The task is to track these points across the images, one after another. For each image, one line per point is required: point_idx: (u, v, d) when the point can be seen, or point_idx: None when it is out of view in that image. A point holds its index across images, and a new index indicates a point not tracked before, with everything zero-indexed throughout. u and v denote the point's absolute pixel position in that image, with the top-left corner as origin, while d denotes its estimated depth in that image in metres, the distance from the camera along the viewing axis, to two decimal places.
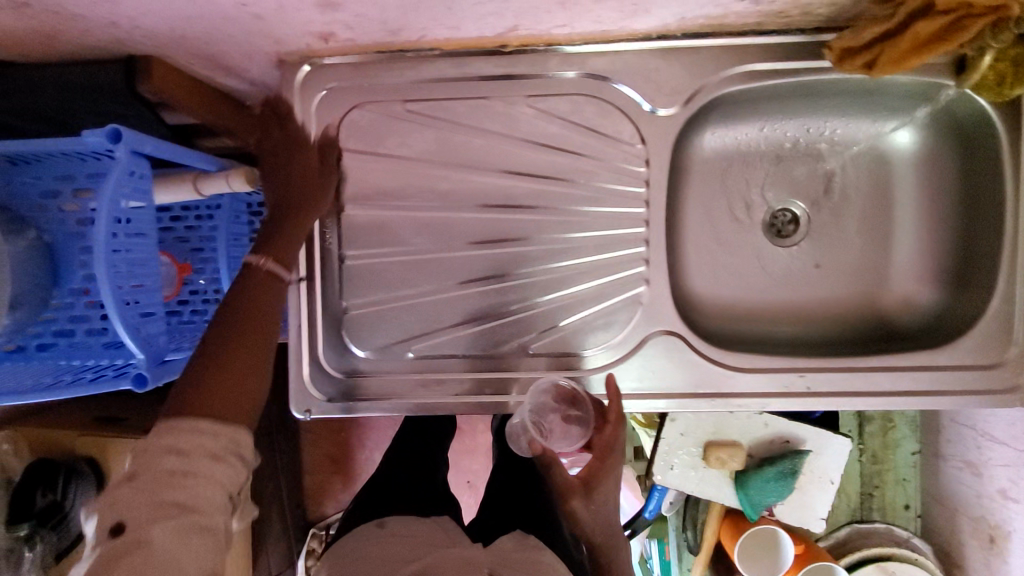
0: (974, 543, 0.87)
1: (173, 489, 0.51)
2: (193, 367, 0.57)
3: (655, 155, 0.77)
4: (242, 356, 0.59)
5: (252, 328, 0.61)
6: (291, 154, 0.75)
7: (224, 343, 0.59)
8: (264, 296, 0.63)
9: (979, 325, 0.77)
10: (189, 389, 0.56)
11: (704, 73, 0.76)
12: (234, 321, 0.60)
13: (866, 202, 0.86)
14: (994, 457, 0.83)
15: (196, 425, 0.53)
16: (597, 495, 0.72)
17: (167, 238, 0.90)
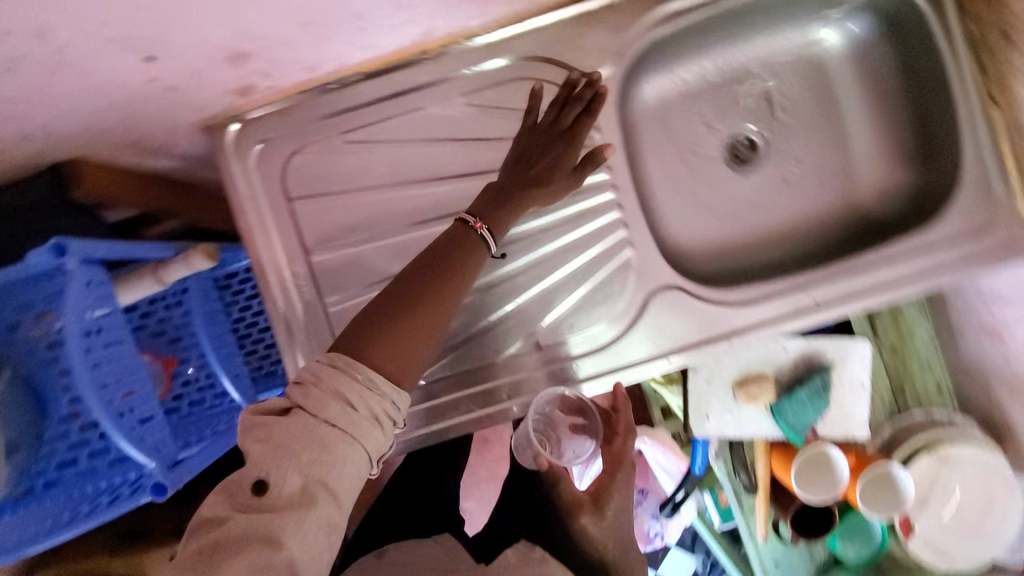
0: (1013, 403, 0.88)
1: (311, 448, 0.50)
2: (388, 308, 0.58)
3: (602, 118, 0.77)
4: (409, 321, 0.57)
5: (430, 308, 0.58)
6: (537, 146, 0.70)
7: (409, 310, 0.57)
8: (463, 266, 0.61)
9: (959, 192, 0.77)
10: (378, 336, 0.56)
11: (627, 25, 0.75)
12: (418, 299, 0.58)
13: (817, 108, 0.87)
14: (1009, 315, 0.84)
15: (368, 389, 0.53)
16: (608, 511, 0.74)
17: (143, 334, 0.86)
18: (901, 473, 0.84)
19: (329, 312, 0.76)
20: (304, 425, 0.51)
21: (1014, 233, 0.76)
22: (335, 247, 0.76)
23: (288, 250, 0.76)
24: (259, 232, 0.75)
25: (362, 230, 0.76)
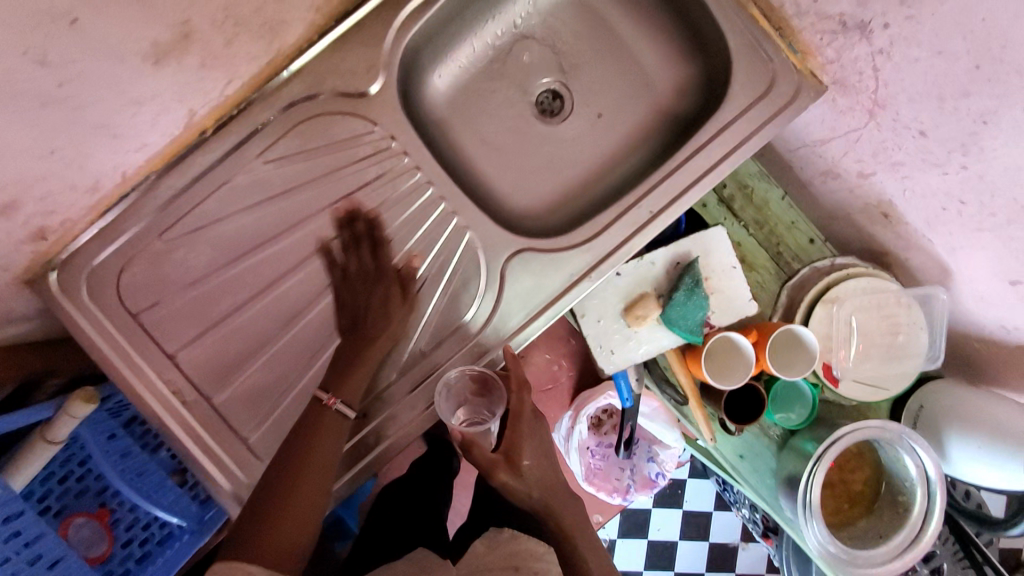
0: (874, 225, 0.95)
1: (277, 556, 0.60)
2: (267, 490, 0.64)
3: (393, 127, 0.79)
4: (305, 486, 0.66)
5: (318, 452, 0.67)
6: (353, 292, 0.75)
7: (295, 479, 0.65)
8: (319, 437, 0.68)
9: (735, 65, 0.83)
10: (258, 526, 0.62)
11: (379, 35, 0.78)
12: (302, 448, 0.67)
13: (591, 42, 0.92)
14: (835, 152, 0.90)
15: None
16: (523, 467, 0.74)
17: (70, 498, 0.87)
18: (800, 330, 0.90)
19: (215, 405, 0.76)
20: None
21: (794, 81, 0.82)
22: (195, 342, 0.77)
23: (153, 364, 0.76)
24: (117, 360, 0.75)
25: (217, 316, 0.77)
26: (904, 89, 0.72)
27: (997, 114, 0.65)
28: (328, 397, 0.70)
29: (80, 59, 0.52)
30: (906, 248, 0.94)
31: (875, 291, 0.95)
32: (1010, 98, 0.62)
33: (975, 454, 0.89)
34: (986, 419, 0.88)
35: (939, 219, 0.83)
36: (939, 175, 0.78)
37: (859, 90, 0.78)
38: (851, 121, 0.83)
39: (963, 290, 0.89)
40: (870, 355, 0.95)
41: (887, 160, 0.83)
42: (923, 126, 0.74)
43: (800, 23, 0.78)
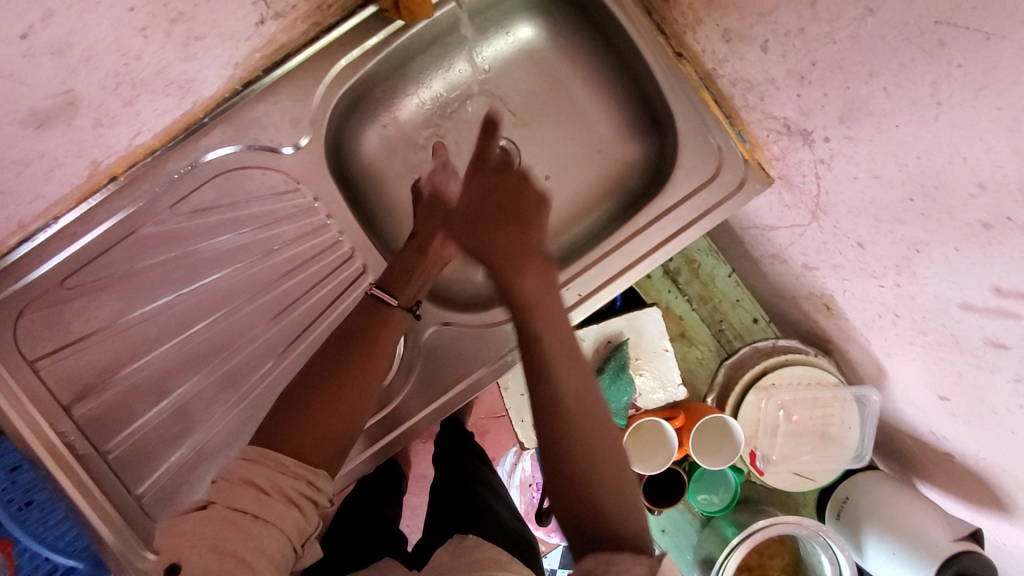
0: (820, 315, 0.92)
1: (322, 453, 0.55)
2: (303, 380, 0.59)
3: (318, 187, 0.76)
4: (361, 375, 0.60)
5: (360, 367, 0.60)
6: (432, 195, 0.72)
7: (341, 373, 0.59)
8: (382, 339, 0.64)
9: (682, 150, 0.80)
10: (286, 415, 0.56)
11: (308, 90, 0.74)
12: (347, 360, 0.60)
13: (544, 102, 0.88)
14: (781, 240, 0.87)
15: (292, 470, 0.53)
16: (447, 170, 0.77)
17: None
18: (728, 421, 0.87)
19: (109, 461, 0.75)
20: (275, 469, 0.52)
21: (743, 170, 0.79)
22: (91, 396, 0.74)
23: (49, 411, 0.73)
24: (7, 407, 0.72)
25: (120, 367, 0.75)
26: (845, 201, 0.69)
27: (930, 246, 0.62)
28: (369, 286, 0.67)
29: None
30: (846, 341, 0.91)
31: (812, 382, 0.93)
32: (942, 236, 0.59)
33: (889, 560, 0.89)
34: (902, 528, 0.87)
35: (875, 324, 0.81)
36: (876, 287, 0.75)
37: (802, 191, 0.75)
38: (796, 217, 0.80)
39: (897, 393, 0.87)
40: (800, 445, 0.94)
41: (829, 261, 0.80)
42: (861, 239, 0.71)
43: (748, 115, 0.75)
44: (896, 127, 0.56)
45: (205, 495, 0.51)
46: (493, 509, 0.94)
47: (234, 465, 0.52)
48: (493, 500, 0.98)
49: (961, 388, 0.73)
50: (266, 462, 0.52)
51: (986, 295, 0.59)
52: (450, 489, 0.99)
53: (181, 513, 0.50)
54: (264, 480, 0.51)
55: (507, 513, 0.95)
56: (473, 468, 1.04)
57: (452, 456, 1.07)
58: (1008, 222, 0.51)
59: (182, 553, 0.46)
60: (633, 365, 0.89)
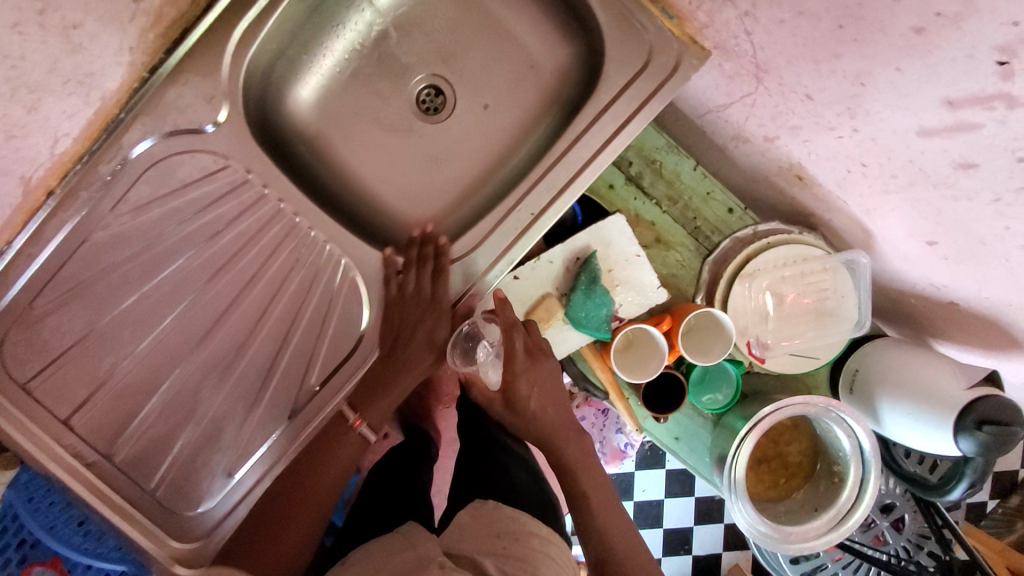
0: (794, 188, 0.88)
1: None
2: (290, 481, 0.78)
3: (249, 160, 0.75)
4: (300, 491, 0.78)
5: (313, 480, 0.79)
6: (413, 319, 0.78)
7: (299, 487, 0.78)
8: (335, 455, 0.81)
9: (608, 42, 0.76)
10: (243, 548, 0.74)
11: (214, 62, 0.72)
12: (272, 516, 0.76)
13: (465, 26, 0.85)
14: (736, 117, 0.82)
15: None
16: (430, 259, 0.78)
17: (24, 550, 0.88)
18: (716, 314, 0.85)
19: (118, 464, 0.78)
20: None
21: (673, 51, 0.75)
22: (87, 405, 0.77)
23: (50, 429, 0.76)
24: (11, 429, 0.75)
25: (107, 374, 0.77)
26: (781, 52, 0.64)
27: (874, 75, 0.57)
28: (357, 420, 0.79)
29: None
30: (827, 209, 0.87)
31: (798, 260, 0.90)
32: (880, 60, 0.55)
33: (904, 420, 0.86)
34: (916, 385, 0.85)
35: (847, 182, 0.77)
36: (836, 139, 0.71)
37: (739, 55, 0.70)
38: (742, 87, 0.75)
39: (889, 250, 0.83)
40: (797, 326, 0.91)
41: (785, 124, 0.76)
42: (807, 90, 0.67)
43: None
44: None
45: None
46: (513, 480, 0.95)
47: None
48: (512, 468, 1.00)
49: (946, 225, 0.69)
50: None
51: (940, 113, 0.56)
52: (472, 460, 1.01)
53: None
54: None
55: (528, 484, 0.98)
56: (493, 437, 1.06)
57: (473, 427, 1.09)
58: (941, 18, 0.48)
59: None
60: (607, 278, 0.85)
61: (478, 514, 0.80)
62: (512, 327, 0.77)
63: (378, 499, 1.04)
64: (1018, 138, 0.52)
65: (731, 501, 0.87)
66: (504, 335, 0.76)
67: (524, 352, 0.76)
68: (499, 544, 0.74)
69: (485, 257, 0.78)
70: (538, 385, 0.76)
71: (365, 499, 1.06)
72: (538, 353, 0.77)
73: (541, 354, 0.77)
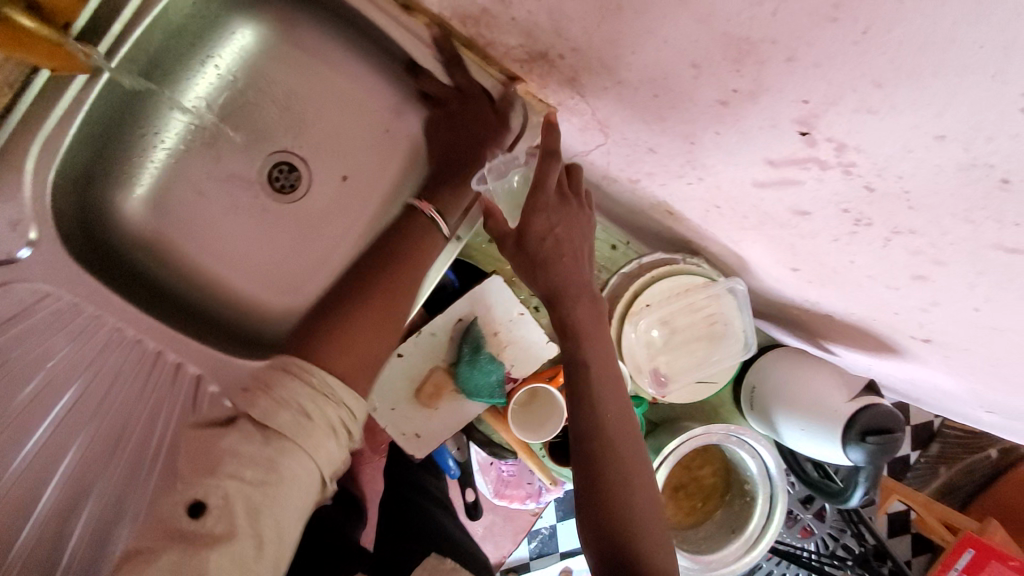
0: (666, 220, 0.88)
1: (348, 367, 0.63)
2: (326, 329, 0.67)
3: (78, 283, 0.68)
4: (377, 308, 0.69)
5: (395, 278, 0.71)
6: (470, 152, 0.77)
7: (362, 303, 0.69)
8: (421, 244, 0.74)
9: (452, 106, 0.73)
10: (326, 348, 0.63)
11: (15, 185, 0.64)
12: (363, 311, 0.68)
13: (307, 97, 0.80)
14: (598, 161, 0.81)
15: (326, 391, 0.58)
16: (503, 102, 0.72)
17: None
18: None
19: None
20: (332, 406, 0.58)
21: (518, 111, 0.71)
22: None
23: None
24: None
25: None
26: (614, 112, 0.63)
27: (699, 136, 0.57)
28: (424, 204, 0.75)
29: None
30: (701, 238, 0.87)
31: (683, 290, 0.90)
32: (704, 124, 0.54)
33: (800, 436, 0.88)
34: (806, 400, 0.87)
35: (710, 218, 0.77)
36: (686, 184, 0.70)
37: (580, 112, 0.69)
38: (592, 138, 0.74)
39: (763, 273, 0.84)
40: (692, 353, 0.92)
41: (641, 171, 0.75)
42: (649, 144, 0.66)
43: (494, 50, 0.67)
44: (603, 25, 0.50)
45: (231, 419, 0.55)
46: (450, 535, 0.96)
47: (276, 371, 0.59)
48: (438, 516, 0.99)
49: (800, 256, 0.71)
50: (314, 373, 0.59)
51: (766, 169, 0.56)
52: (395, 512, 0.98)
53: (204, 426, 0.56)
54: (308, 404, 0.56)
55: (462, 538, 0.98)
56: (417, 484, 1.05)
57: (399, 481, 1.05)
58: (736, 93, 0.48)
59: (220, 461, 0.51)
60: (493, 341, 0.82)
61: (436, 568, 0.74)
62: (549, 155, 0.64)
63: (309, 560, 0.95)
64: (836, 193, 0.53)
65: None
66: (540, 160, 0.65)
67: (553, 187, 0.65)
68: None
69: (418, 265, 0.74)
70: (558, 224, 0.65)
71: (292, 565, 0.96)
72: (568, 193, 0.67)
73: (572, 197, 0.67)
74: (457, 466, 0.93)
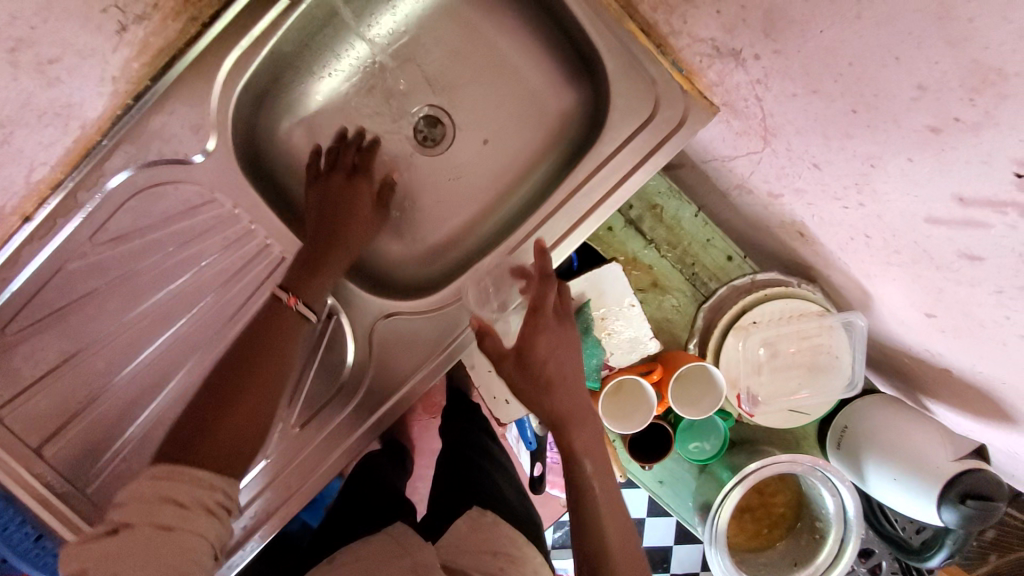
0: (796, 242, 0.86)
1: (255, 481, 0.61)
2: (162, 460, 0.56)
3: (238, 194, 0.73)
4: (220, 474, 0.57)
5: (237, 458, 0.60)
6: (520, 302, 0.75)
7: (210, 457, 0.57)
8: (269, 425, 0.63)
9: (615, 90, 0.73)
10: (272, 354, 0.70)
11: (203, 93, 0.69)
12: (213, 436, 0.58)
13: (470, 59, 0.82)
14: (742, 170, 0.80)
15: (207, 481, 0.55)
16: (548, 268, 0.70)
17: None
18: (709, 369, 0.83)
19: (89, 494, 0.75)
20: (194, 482, 0.55)
21: (681, 103, 0.72)
22: (58, 436, 0.74)
23: (18, 460, 0.73)
24: None
25: (77, 411, 0.74)
26: (791, 120, 0.62)
27: (883, 160, 0.56)
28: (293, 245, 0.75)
29: None
30: (826, 266, 0.86)
31: (794, 314, 0.89)
32: (892, 147, 0.53)
33: (889, 484, 0.86)
34: (901, 449, 0.84)
35: (849, 247, 0.75)
36: (841, 208, 0.69)
37: (748, 116, 0.68)
38: (749, 144, 0.73)
39: (884, 312, 0.82)
40: (789, 380, 0.90)
41: (791, 186, 0.73)
42: (815, 160, 0.64)
43: (677, 41, 0.68)
44: (821, 33, 0.50)
45: (114, 520, 0.51)
46: (498, 488, 0.90)
47: (145, 483, 0.53)
48: (496, 475, 0.94)
49: (944, 302, 0.68)
50: (188, 475, 0.55)
51: (950, 206, 0.54)
52: (454, 469, 0.94)
53: (92, 536, 0.51)
54: (190, 493, 0.54)
55: (514, 496, 0.91)
56: (481, 445, 0.99)
57: (457, 436, 1.01)
58: (958, 123, 0.46)
59: (116, 559, 0.48)
60: (600, 325, 0.85)
61: (477, 524, 0.78)
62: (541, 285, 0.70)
63: (345, 505, 0.98)
64: None
65: (710, 552, 0.87)
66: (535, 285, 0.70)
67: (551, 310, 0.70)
68: (496, 563, 0.72)
69: (550, 236, 0.75)
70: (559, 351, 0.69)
71: (332, 513, 0.99)
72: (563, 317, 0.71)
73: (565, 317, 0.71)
74: (536, 438, 0.98)
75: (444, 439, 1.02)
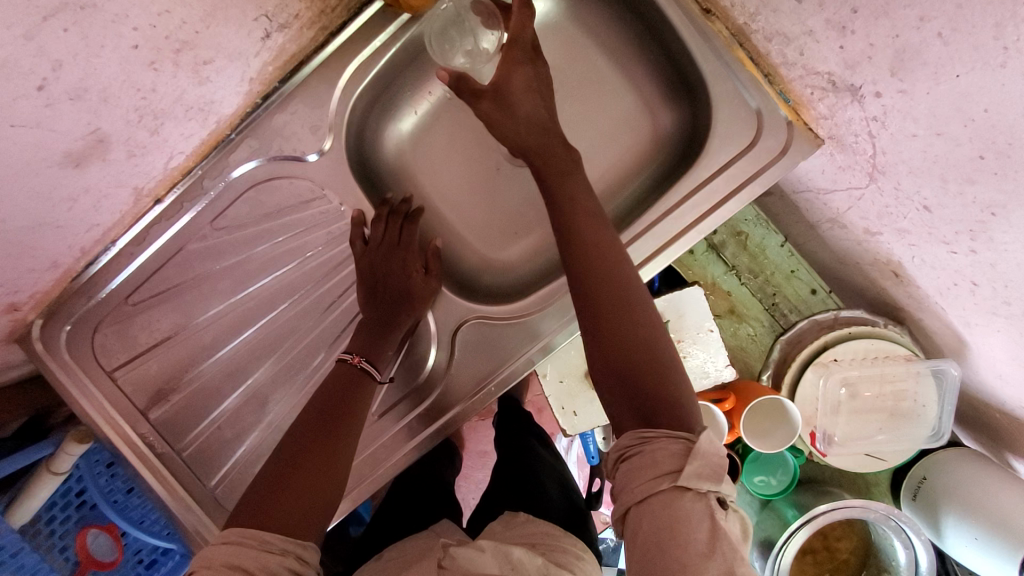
0: (888, 281, 0.83)
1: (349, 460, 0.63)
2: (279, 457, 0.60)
3: (345, 192, 0.78)
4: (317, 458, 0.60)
5: (335, 442, 0.62)
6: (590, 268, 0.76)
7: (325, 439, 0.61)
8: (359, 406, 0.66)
9: (717, 115, 0.74)
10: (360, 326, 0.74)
11: (324, 96, 0.75)
12: (323, 430, 0.62)
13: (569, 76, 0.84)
14: (838, 204, 0.78)
15: (279, 546, 0.52)
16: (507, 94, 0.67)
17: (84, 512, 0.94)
18: (785, 404, 0.81)
19: (184, 457, 0.81)
20: (263, 544, 0.52)
21: (784, 134, 0.72)
22: (164, 400, 0.80)
23: (126, 420, 0.79)
24: (92, 412, 0.78)
25: (182, 379, 0.80)
26: (905, 160, 0.61)
27: (1005, 208, 0.53)
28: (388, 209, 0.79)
29: (9, 184, 0.53)
30: (918, 308, 0.83)
31: (879, 356, 0.86)
32: (1019, 198, 0.51)
33: (968, 543, 0.81)
34: (984, 510, 0.80)
35: (950, 292, 0.72)
36: (948, 252, 0.66)
37: (856, 151, 0.67)
38: (852, 179, 0.72)
39: (980, 365, 0.77)
40: (869, 424, 0.87)
41: (893, 226, 0.71)
42: (926, 202, 0.63)
43: (788, 72, 0.68)
44: (957, 77, 0.49)
45: None
46: (544, 489, 0.88)
47: (225, 546, 0.51)
48: (546, 477, 0.92)
49: None
50: (261, 537, 0.52)
51: None
52: (506, 470, 0.93)
53: None
54: (257, 559, 0.51)
55: (558, 495, 0.89)
56: (531, 448, 0.97)
57: (510, 439, 1.00)
58: None
59: None
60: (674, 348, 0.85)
61: (511, 523, 0.75)
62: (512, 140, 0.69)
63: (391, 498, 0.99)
64: None
65: None
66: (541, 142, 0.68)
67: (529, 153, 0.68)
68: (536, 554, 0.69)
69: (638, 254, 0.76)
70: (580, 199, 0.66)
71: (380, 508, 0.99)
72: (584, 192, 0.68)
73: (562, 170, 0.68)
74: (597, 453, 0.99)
75: (500, 441, 1.01)
